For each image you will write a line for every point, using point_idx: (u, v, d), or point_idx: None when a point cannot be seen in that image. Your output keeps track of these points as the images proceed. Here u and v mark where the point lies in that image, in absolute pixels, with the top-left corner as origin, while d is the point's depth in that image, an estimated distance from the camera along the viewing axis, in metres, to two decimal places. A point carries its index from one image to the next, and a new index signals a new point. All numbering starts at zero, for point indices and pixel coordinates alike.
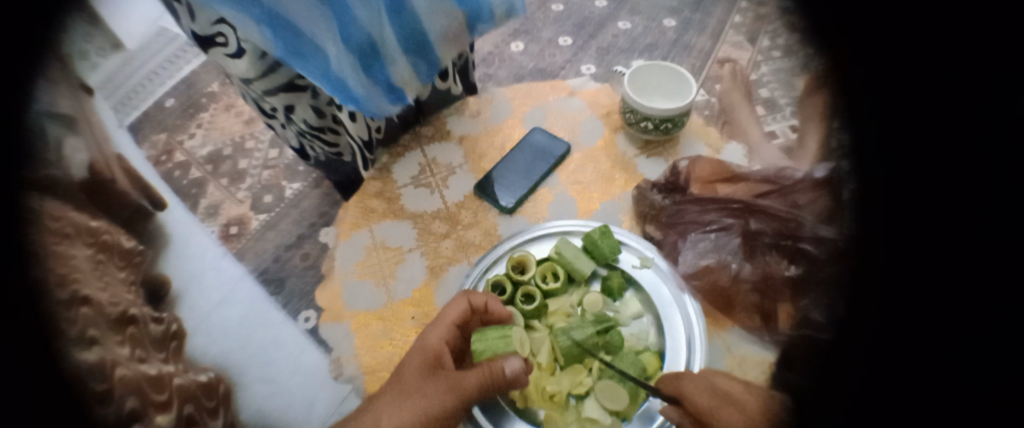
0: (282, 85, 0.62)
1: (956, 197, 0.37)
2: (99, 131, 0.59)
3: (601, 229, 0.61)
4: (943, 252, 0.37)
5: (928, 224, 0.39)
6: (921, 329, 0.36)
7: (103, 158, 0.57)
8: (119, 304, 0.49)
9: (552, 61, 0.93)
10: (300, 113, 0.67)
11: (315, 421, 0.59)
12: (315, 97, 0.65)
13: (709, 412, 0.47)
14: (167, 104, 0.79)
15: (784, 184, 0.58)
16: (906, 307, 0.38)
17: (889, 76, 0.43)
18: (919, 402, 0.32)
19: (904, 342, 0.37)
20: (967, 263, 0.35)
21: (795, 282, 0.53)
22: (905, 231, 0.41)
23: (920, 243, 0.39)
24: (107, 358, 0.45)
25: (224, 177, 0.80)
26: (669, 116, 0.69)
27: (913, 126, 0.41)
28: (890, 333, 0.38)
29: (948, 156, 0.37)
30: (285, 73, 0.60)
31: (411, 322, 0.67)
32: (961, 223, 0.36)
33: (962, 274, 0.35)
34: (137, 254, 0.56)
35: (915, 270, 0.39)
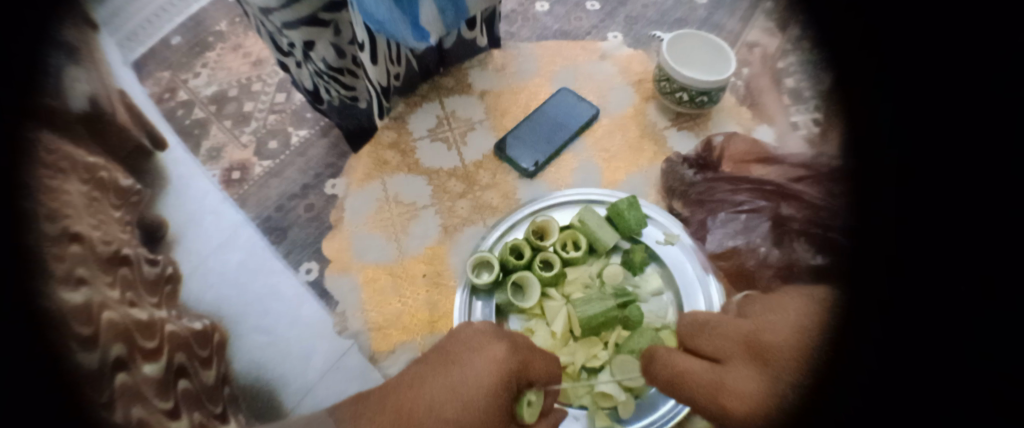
0: (306, 17, 0.58)
1: (961, 188, 0.32)
2: (104, 70, 0.56)
3: (629, 200, 0.59)
4: (950, 236, 0.33)
5: (936, 205, 0.34)
6: (929, 324, 0.31)
7: (107, 94, 0.54)
8: (112, 243, 0.46)
9: (578, 25, 0.88)
10: (320, 52, 0.63)
11: (310, 376, 0.56)
12: (337, 35, 0.63)
13: (693, 374, 0.43)
14: (173, 42, 0.73)
15: (818, 171, 0.53)
16: (914, 303, 0.34)
17: (909, 50, 0.38)
18: (923, 401, 0.28)
19: (912, 337, 0.32)
20: (972, 250, 0.31)
21: (818, 272, 0.46)
22: (917, 217, 0.36)
23: (930, 232, 0.35)
24: (96, 300, 0.41)
25: (228, 119, 0.76)
26: (707, 89, 0.67)
27: (927, 103, 0.36)
28: (892, 328, 0.35)
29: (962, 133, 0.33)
30: (308, 4, 0.56)
31: (422, 280, 0.67)
32: (975, 203, 0.31)
33: (966, 270, 0.31)
34: (134, 193, 0.53)
35: (917, 260, 0.35)
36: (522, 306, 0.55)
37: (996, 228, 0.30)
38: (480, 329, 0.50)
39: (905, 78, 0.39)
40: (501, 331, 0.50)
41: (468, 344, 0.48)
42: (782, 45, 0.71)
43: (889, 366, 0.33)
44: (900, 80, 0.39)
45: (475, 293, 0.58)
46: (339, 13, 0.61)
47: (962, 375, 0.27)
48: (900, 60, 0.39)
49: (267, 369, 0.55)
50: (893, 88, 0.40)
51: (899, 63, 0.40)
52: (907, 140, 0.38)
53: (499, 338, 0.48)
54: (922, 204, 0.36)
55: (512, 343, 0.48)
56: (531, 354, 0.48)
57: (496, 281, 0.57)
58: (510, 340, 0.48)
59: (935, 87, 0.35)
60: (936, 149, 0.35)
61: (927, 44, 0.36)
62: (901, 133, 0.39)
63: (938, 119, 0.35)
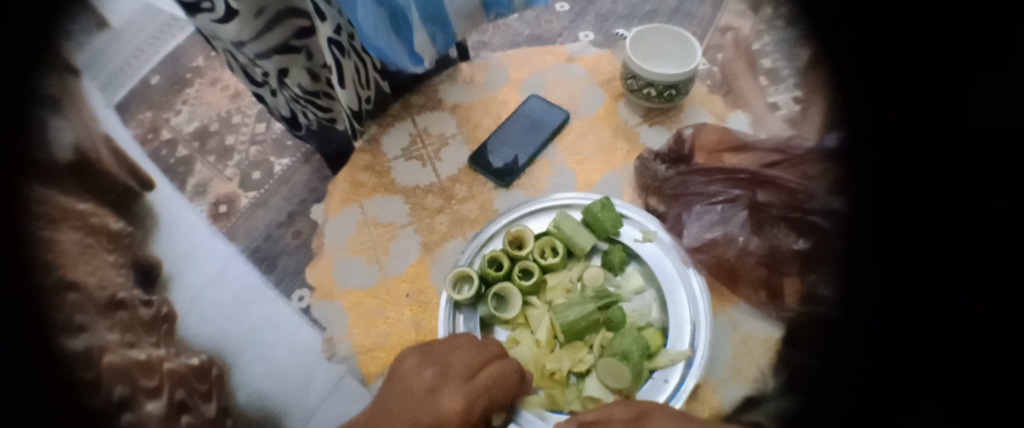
0: (277, 46, 0.59)
1: (959, 215, 0.38)
2: (87, 114, 0.55)
3: (602, 202, 0.59)
4: (943, 256, 0.40)
5: (921, 213, 0.43)
6: (936, 319, 0.40)
7: (91, 141, 0.54)
8: (108, 287, 0.49)
9: (549, 28, 0.89)
10: (294, 77, 0.64)
11: (312, 400, 0.58)
12: (309, 59, 0.63)
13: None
14: (153, 81, 0.71)
15: (795, 154, 0.58)
16: (923, 308, 0.41)
17: (917, 78, 0.43)
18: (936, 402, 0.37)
19: (927, 343, 0.40)
20: (968, 266, 0.37)
21: (802, 257, 0.54)
22: (916, 231, 0.43)
23: (927, 244, 0.41)
24: (95, 346, 0.47)
25: (212, 154, 0.79)
26: (673, 83, 0.66)
27: (931, 137, 0.42)
28: (905, 327, 0.43)
29: (942, 146, 0.40)
30: (280, 33, 0.58)
31: (405, 299, 0.63)
32: (954, 208, 0.39)
33: (968, 275, 0.37)
34: (125, 236, 0.54)
35: (922, 269, 0.42)
36: (504, 317, 0.55)
37: (982, 249, 0.36)
38: (430, 374, 0.45)
39: (903, 100, 0.46)
40: (452, 366, 0.45)
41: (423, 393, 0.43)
42: (756, 27, 0.77)
43: (910, 366, 0.42)
44: (893, 100, 0.47)
45: (458, 307, 0.58)
46: (310, 38, 0.62)
47: (970, 386, 0.35)
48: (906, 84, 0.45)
49: (272, 398, 0.58)
50: (891, 106, 0.48)
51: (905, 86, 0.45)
52: (903, 156, 0.45)
53: (456, 378, 0.44)
54: (915, 216, 0.44)
55: (472, 383, 0.44)
56: (484, 390, 0.44)
57: (477, 295, 0.56)
58: (467, 378, 0.45)
59: (919, 108, 0.43)
60: (923, 159, 0.42)
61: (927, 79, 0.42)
62: (895, 144, 0.47)
63: (926, 136, 0.42)
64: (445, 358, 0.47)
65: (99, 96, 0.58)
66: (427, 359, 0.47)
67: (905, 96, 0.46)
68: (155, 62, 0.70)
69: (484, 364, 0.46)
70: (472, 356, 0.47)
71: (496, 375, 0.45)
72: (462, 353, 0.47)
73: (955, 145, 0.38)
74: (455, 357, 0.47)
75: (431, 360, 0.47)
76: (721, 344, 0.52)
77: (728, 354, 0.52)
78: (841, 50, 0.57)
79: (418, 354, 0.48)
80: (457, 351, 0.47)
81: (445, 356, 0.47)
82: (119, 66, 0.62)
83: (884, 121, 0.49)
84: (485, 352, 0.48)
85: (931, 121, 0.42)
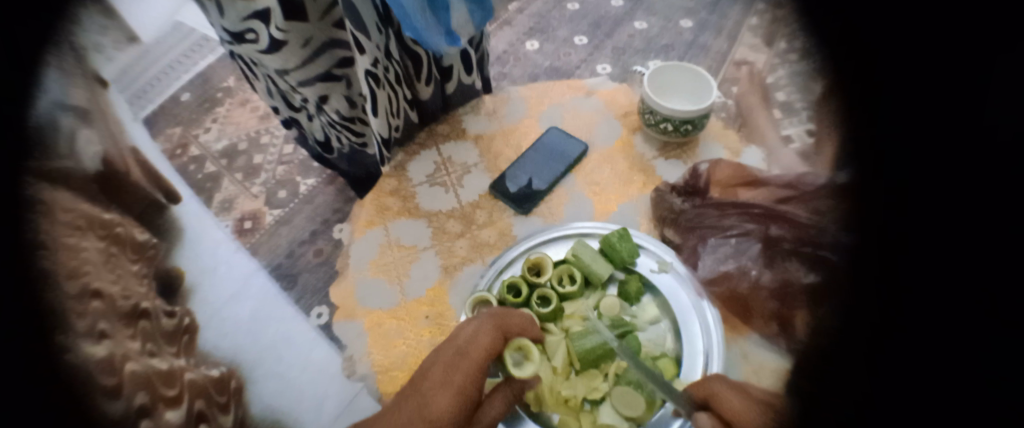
0: (319, 74, 0.63)
1: (979, 221, 0.35)
2: (112, 124, 0.60)
3: (619, 232, 0.61)
4: (955, 264, 0.36)
5: (929, 224, 0.39)
6: (938, 334, 0.35)
7: (119, 150, 0.59)
8: (131, 297, 0.51)
9: (568, 61, 0.92)
10: (333, 104, 0.68)
11: (324, 420, 0.59)
12: (348, 88, 0.68)
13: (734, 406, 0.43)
14: (183, 98, 0.78)
15: (808, 190, 0.57)
16: (923, 320, 0.37)
17: (922, 78, 0.41)
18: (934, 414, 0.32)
19: (925, 357, 0.35)
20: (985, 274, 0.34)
21: (812, 290, 0.51)
22: (925, 240, 0.39)
23: (936, 254, 0.38)
24: (117, 354, 0.46)
25: (239, 172, 0.80)
26: (689, 118, 0.68)
27: (939, 137, 0.39)
28: (900, 343, 0.39)
29: (948, 153, 0.37)
30: (320, 63, 0.62)
31: (423, 322, 0.65)
32: (974, 208, 0.35)
33: (981, 284, 0.34)
34: (150, 247, 0.58)
35: (926, 282, 0.38)
36: None
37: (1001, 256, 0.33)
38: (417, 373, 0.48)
39: (906, 100, 0.44)
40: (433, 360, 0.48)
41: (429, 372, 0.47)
42: (770, 61, 0.77)
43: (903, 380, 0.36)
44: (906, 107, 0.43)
45: None
46: (350, 69, 0.66)
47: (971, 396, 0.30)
48: (909, 86, 0.43)
49: (283, 412, 0.58)
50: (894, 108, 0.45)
51: (908, 87, 0.43)
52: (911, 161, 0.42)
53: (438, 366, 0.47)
54: (923, 225, 0.40)
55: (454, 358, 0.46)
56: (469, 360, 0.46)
57: None
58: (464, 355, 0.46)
59: (930, 113, 0.40)
60: (933, 169, 0.39)
61: (932, 76, 0.40)
62: (901, 149, 0.44)
63: (934, 139, 0.39)
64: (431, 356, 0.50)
65: (126, 109, 0.65)
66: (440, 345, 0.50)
67: (908, 98, 0.43)
68: (184, 79, 0.78)
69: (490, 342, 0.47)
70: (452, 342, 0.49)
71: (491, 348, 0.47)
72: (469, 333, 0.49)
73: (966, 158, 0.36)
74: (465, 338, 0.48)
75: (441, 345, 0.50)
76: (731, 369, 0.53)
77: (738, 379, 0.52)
78: (847, 60, 0.55)
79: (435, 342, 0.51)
80: (465, 332, 0.49)
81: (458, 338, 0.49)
82: (144, 85, 0.70)
83: (884, 128, 0.47)
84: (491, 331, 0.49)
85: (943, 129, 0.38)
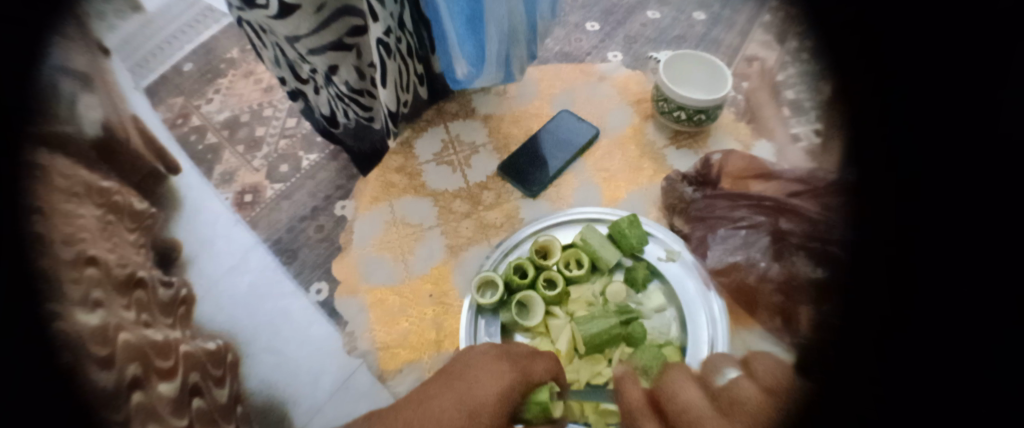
0: (332, 42, 0.61)
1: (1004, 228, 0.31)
2: (115, 94, 0.58)
3: (630, 218, 0.60)
4: (973, 274, 0.32)
5: (923, 215, 0.37)
6: (942, 334, 0.33)
7: (119, 118, 0.57)
8: (127, 266, 0.49)
9: (579, 46, 0.90)
10: (343, 75, 0.66)
11: (320, 396, 0.58)
12: (358, 58, 0.65)
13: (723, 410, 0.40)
14: (185, 68, 0.79)
15: (818, 185, 0.55)
16: (933, 336, 0.33)
17: (936, 65, 0.36)
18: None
19: (934, 376, 0.32)
20: (1004, 288, 0.30)
21: (818, 287, 0.48)
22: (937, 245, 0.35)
23: (953, 261, 0.34)
24: (111, 322, 0.44)
25: (240, 144, 0.79)
26: (704, 108, 0.67)
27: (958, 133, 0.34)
28: (910, 359, 0.35)
29: (951, 141, 0.35)
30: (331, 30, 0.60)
31: (428, 300, 0.67)
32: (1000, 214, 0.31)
33: (1002, 299, 0.30)
34: (148, 217, 0.56)
35: (939, 291, 0.34)
36: (526, 324, 0.55)
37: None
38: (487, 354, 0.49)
39: (916, 89, 0.39)
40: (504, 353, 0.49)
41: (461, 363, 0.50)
42: (782, 58, 0.74)
43: (912, 399, 0.33)
44: (904, 90, 0.40)
45: (481, 312, 0.58)
46: (362, 37, 0.64)
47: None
48: (920, 75, 0.38)
49: (277, 387, 0.57)
50: (903, 100, 0.40)
51: (919, 76, 0.39)
52: (921, 155, 0.38)
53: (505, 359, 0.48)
54: (935, 226, 0.36)
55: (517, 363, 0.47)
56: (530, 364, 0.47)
57: (501, 300, 0.58)
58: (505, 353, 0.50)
59: (945, 105, 0.35)
60: (927, 155, 0.37)
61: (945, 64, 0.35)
62: (909, 142, 0.39)
63: (934, 120, 0.37)
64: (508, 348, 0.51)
65: (128, 78, 0.64)
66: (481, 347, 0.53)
67: (920, 89, 0.38)
68: (186, 49, 0.80)
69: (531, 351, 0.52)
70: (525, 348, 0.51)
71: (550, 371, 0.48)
72: (513, 343, 0.53)
73: (976, 146, 0.33)
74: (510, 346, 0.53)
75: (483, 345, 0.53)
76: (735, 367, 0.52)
77: None
78: (846, 49, 0.51)
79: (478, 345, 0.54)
80: (509, 343, 0.53)
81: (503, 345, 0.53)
82: (150, 52, 0.71)
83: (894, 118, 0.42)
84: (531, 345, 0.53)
85: (943, 115, 0.36)
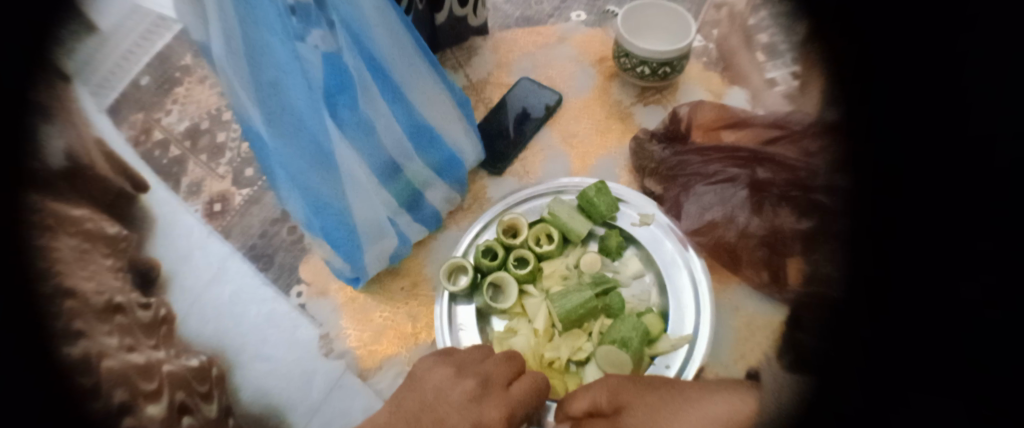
0: None
1: (966, 209, 0.35)
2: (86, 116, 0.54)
3: (597, 186, 0.57)
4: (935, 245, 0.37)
5: (917, 211, 0.39)
6: (923, 315, 0.36)
7: (82, 144, 0.52)
8: (105, 293, 0.50)
9: (540, 9, 0.84)
10: None
11: (314, 395, 0.58)
12: None
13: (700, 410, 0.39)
14: (141, 82, 0.63)
15: (794, 130, 0.59)
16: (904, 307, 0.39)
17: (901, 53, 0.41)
18: (906, 374, 0.36)
19: (901, 338, 0.38)
20: (972, 261, 0.34)
21: (806, 235, 0.54)
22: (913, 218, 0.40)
23: (923, 231, 0.38)
24: (93, 351, 0.46)
25: (204, 152, 0.70)
26: (668, 60, 0.64)
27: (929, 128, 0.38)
28: (889, 324, 0.39)
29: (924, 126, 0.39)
30: None
31: (401, 293, 0.65)
32: (956, 197, 0.36)
33: (974, 266, 0.34)
34: (122, 240, 0.54)
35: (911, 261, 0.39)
36: (501, 307, 0.53)
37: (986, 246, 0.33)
38: (471, 382, 0.41)
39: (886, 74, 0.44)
40: (491, 375, 0.43)
41: (426, 365, 0.46)
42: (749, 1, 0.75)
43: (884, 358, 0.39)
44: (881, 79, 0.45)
45: (455, 298, 0.57)
46: None
47: (955, 382, 0.32)
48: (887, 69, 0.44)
49: (273, 395, 0.57)
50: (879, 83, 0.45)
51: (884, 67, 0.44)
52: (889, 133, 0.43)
53: (495, 387, 0.42)
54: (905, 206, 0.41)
55: (506, 390, 0.42)
56: (513, 394, 0.42)
57: (474, 284, 0.56)
58: (504, 385, 0.43)
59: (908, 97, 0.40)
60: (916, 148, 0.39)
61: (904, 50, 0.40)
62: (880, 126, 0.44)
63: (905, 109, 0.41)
64: (480, 368, 0.44)
65: (90, 101, 0.55)
66: (463, 371, 0.43)
67: (892, 82, 0.43)
68: (142, 63, 0.62)
69: (518, 373, 0.45)
70: (501, 359, 0.45)
71: (530, 386, 0.43)
72: (494, 363, 0.44)
73: (949, 144, 0.36)
74: (489, 366, 0.44)
75: (468, 369, 0.43)
76: (726, 326, 0.57)
77: (733, 335, 0.56)
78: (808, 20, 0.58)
79: (451, 365, 0.44)
80: (489, 360, 0.45)
81: (480, 366, 0.44)
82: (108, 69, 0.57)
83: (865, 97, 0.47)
84: (514, 362, 0.45)
85: (920, 103, 0.39)
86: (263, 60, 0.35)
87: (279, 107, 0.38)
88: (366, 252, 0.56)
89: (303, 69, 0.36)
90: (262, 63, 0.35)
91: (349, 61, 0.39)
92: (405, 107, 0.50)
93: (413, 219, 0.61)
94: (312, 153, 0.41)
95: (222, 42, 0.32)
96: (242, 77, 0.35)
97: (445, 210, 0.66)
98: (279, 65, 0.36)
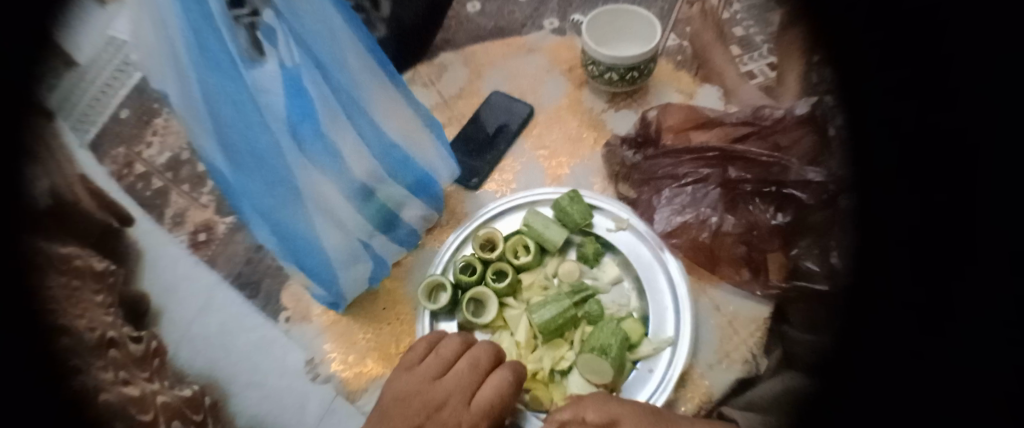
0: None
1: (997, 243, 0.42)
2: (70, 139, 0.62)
3: (570, 195, 0.58)
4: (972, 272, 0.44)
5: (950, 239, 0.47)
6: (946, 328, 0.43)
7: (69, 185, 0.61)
8: (96, 329, 0.56)
9: (512, 19, 0.84)
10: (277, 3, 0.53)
11: (308, 421, 0.57)
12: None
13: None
14: (124, 115, 0.66)
15: (762, 125, 0.60)
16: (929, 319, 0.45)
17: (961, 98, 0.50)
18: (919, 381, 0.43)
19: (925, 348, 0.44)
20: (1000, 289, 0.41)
21: (782, 230, 0.56)
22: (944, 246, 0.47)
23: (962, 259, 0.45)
24: (91, 386, 0.53)
25: (186, 182, 0.68)
26: (635, 64, 0.64)
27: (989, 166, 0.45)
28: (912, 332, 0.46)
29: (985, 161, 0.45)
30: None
31: (382, 314, 0.63)
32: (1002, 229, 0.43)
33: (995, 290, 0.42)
34: (109, 275, 0.60)
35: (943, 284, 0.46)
36: (481, 322, 0.53)
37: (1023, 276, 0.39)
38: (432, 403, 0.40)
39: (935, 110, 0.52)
40: (451, 393, 0.41)
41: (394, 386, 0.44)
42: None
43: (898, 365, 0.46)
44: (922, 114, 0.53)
45: (436, 315, 0.57)
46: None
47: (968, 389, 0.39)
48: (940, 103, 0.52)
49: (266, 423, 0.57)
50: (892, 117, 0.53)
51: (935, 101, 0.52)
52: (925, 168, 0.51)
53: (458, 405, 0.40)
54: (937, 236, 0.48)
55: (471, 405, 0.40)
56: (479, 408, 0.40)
57: (453, 301, 0.56)
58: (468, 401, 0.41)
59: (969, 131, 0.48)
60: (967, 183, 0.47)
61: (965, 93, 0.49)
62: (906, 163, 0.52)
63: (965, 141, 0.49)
64: (439, 386, 0.41)
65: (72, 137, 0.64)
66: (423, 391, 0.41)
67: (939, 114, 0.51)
68: (123, 94, 0.65)
69: (481, 380, 0.43)
70: (466, 375, 0.43)
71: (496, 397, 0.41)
72: (454, 376, 0.42)
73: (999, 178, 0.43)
74: (450, 382, 0.42)
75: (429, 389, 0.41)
76: (708, 327, 0.56)
77: (716, 336, 0.55)
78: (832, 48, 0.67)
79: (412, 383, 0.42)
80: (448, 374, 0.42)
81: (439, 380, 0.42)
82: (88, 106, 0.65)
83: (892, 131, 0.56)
84: (478, 369, 0.43)
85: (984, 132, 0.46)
86: (216, 103, 0.35)
87: (238, 145, 0.38)
88: (341, 276, 0.56)
89: (257, 106, 0.36)
90: (219, 106, 0.35)
91: (308, 87, 0.39)
92: (376, 131, 0.50)
93: (389, 239, 0.61)
94: (273, 185, 0.42)
95: (177, 86, 0.33)
96: (199, 117, 0.35)
97: (422, 227, 0.66)
98: (231, 105, 0.35)
